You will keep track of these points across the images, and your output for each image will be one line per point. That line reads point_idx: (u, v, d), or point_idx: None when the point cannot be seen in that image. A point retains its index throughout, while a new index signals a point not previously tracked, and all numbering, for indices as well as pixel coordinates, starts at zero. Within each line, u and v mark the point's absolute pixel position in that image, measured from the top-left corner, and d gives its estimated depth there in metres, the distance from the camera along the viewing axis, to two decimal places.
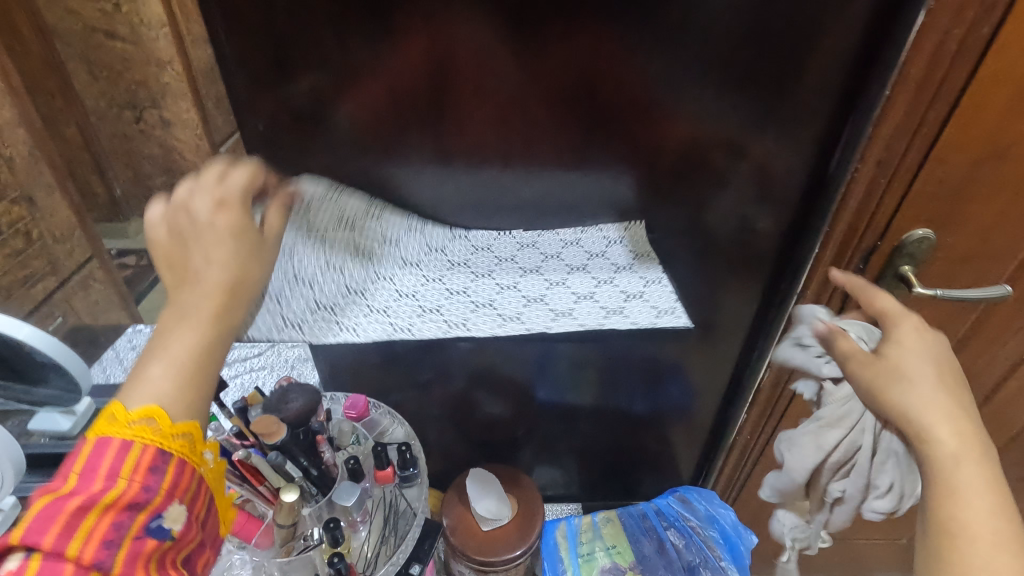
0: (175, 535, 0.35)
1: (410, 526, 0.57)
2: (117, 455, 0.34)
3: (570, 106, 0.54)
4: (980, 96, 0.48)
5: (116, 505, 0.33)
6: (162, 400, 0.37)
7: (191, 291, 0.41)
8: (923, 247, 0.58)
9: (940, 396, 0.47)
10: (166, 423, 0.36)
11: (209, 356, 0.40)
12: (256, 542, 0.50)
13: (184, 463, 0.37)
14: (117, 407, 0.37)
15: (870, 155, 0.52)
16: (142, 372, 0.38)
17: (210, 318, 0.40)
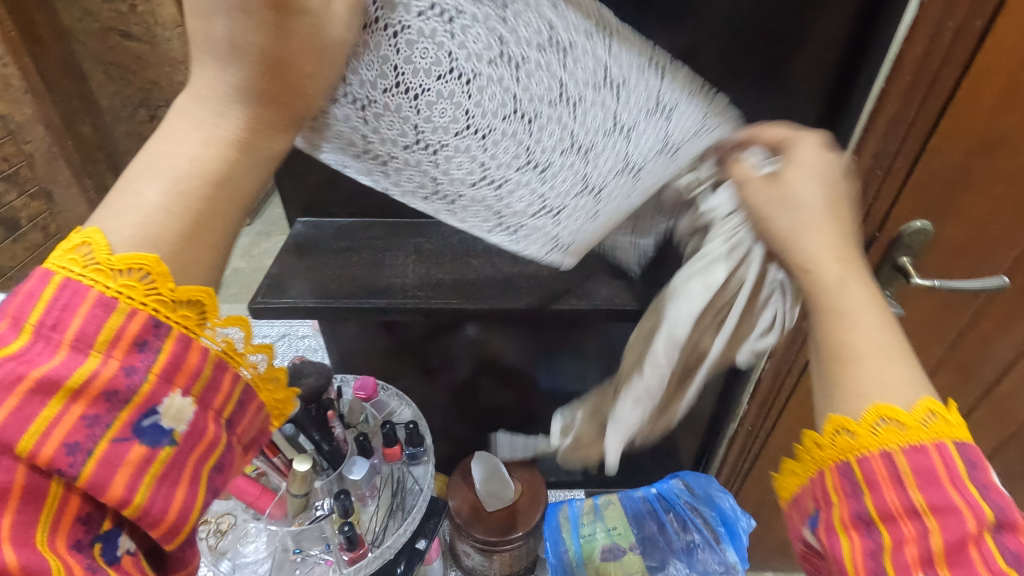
0: (176, 434, 0.30)
1: (417, 501, 0.58)
2: (95, 321, 0.28)
3: None
4: (973, 89, 0.49)
5: (85, 394, 0.27)
6: (159, 247, 0.30)
7: (209, 75, 0.31)
8: (920, 240, 0.59)
9: (820, 220, 0.38)
10: (164, 282, 0.30)
11: (222, 183, 0.31)
12: (270, 512, 0.53)
13: (186, 340, 0.30)
14: (95, 237, 0.29)
15: (866, 148, 0.54)
16: (136, 192, 0.30)
17: (220, 137, 0.31)
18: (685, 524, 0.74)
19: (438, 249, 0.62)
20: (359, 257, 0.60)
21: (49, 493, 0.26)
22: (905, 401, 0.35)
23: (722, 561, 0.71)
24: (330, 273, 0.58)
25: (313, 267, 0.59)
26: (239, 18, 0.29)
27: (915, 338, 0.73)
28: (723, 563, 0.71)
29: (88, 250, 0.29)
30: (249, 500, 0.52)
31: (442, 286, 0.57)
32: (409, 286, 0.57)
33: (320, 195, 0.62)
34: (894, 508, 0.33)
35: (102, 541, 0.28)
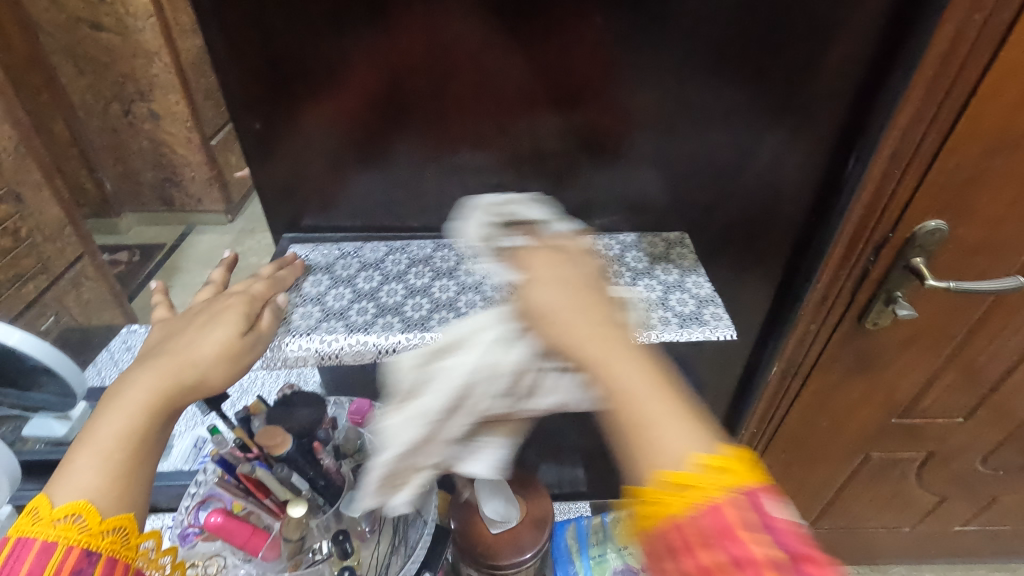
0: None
1: (420, 535, 0.57)
2: (37, 559, 0.34)
3: (576, 101, 0.52)
4: (995, 85, 0.47)
5: None
6: (92, 493, 0.36)
7: (147, 373, 0.41)
8: (935, 239, 0.57)
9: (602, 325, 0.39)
10: (95, 519, 0.36)
11: (139, 441, 0.39)
12: (263, 555, 0.51)
13: (114, 562, 0.36)
14: (42, 502, 0.36)
15: (884, 148, 0.51)
16: (70, 462, 0.37)
17: (141, 407, 0.39)
18: None
19: (444, 265, 0.57)
20: (359, 279, 0.55)
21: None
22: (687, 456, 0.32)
23: None
24: (329, 296, 0.53)
25: (305, 290, 0.54)
26: (193, 331, 0.45)
27: (924, 340, 0.71)
28: None
29: (34, 514, 0.35)
30: (240, 542, 0.50)
31: (446, 310, 0.53)
32: (412, 309, 0.53)
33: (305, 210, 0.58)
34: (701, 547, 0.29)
35: None
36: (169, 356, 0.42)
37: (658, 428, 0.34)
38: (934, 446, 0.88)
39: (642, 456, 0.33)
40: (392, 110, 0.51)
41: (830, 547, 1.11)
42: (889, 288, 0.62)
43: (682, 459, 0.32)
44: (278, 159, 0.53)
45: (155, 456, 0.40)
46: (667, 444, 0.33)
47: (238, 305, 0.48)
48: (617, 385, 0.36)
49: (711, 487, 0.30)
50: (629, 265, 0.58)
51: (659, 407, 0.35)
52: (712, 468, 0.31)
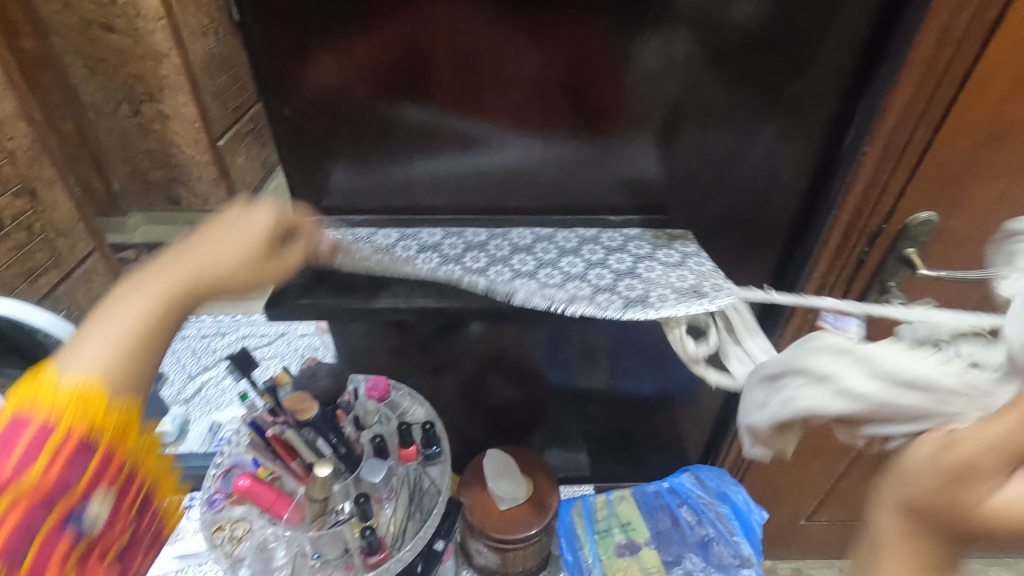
0: (93, 531, 0.39)
1: (435, 502, 0.60)
2: (36, 436, 0.36)
3: (585, 92, 0.55)
4: (982, 80, 0.49)
5: (29, 494, 0.35)
6: (103, 370, 0.39)
7: (168, 266, 0.43)
8: (927, 230, 0.60)
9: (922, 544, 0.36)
10: (100, 400, 0.38)
11: (141, 339, 0.41)
12: (288, 518, 0.54)
13: (107, 455, 0.39)
14: (47, 372, 0.38)
15: (877, 139, 0.54)
16: (85, 335, 0.40)
17: (161, 292, 0.42)
18: (699, 519, 0.76)
19: (453, 251, 0.58)
20: (398, 245, 0.59)
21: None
22: None
23: (737, 553, 0.73)
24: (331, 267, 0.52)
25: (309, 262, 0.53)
26: (220, 236, 0.46)
27: None
28: (738, 556, 0.73)
29: (40, 383, 0.38)
30: (265, 505, 0.54)
31: (473, 275, 0.54)
32: None
33: (329, 195, 0.61)
34: None
35: None
36: (190, 253, 0.44)
37: None
38: None
39: None
40: (414, 98, 0.54)
41: (827, 541, 1.14)
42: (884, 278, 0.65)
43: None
44: (305, 142, 0.57)
45: (163, 341, 0.43)
46: None
47: (258, 211, 0.48)
48: None
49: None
50: (631, 251, 0.59)
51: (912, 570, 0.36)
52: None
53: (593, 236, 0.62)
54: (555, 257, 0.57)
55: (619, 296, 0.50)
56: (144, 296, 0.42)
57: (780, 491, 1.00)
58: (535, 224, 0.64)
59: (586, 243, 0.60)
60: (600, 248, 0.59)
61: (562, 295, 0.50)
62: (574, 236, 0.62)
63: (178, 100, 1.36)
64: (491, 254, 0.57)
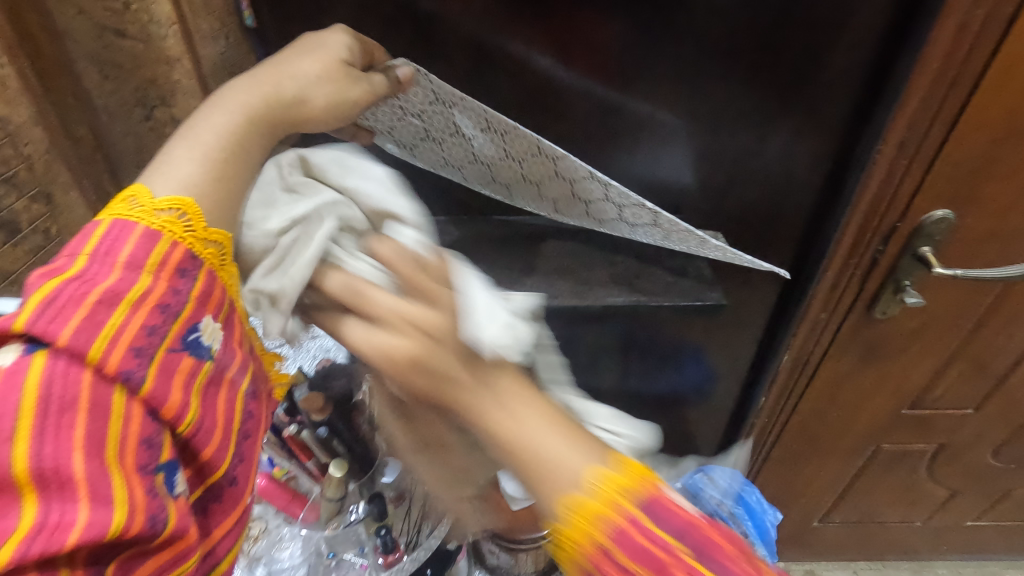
0: (213, 355, 0.38)
1: None
2: (140, 244, 0.35)
3: (597, 92, 0.55)
4: (999, 76, 0.49)
5: (144, 302, 0.34)
6: (195, 193, 0.38)
7: (252, 81, 0.42)
8: (942, 229, 0.59)
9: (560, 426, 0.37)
10: (198, 223, 0.38)
11: (232, 155, 0.40)
12: (304, 516, 0.56)
13: (212, 276, 0.38)
14: (140, 191, 0.37)
15: (891, 137, 0.53)
16: (175, 149, 0.39)
17: (244, 105, 0.41)
18: (715, 520, 0.75)
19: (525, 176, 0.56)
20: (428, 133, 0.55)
21: (114, 401, 0.32)
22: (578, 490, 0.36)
23: None
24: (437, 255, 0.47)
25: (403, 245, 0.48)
26: (305, 55, 0.44)
27: (933, 330, 0.72)
28: None
29: (133, 200, 0.37)
30: (282, 504, 0.56)
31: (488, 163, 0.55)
32: None
33: None
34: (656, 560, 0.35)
35: (163, 469, 0.34)
36: (271, 69, 0.43)
37: (555, 467, 0.36)
38: (942, 439, 0.89)
39: (547, 483, 0.36)
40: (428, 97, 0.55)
41: (840, 542, 1.13)
42: (898, 277, 0.65)
43: (580, 480, 0.36)
44: None
45: (256, 169, 0.41)
46: (556, 467, 0.36)
47: (340, 37, 0.46)
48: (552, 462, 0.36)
49: (604, 497, 0.36)
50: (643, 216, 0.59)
51: (565, 440, 0.37)
52: (607, 478, 0.36)
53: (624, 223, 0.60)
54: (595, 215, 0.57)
55: None
56: (231, 116, 0.40)
57: (793, 492, 0.99)
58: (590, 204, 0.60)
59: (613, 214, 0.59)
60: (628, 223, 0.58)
61: None
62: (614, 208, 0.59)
63: None
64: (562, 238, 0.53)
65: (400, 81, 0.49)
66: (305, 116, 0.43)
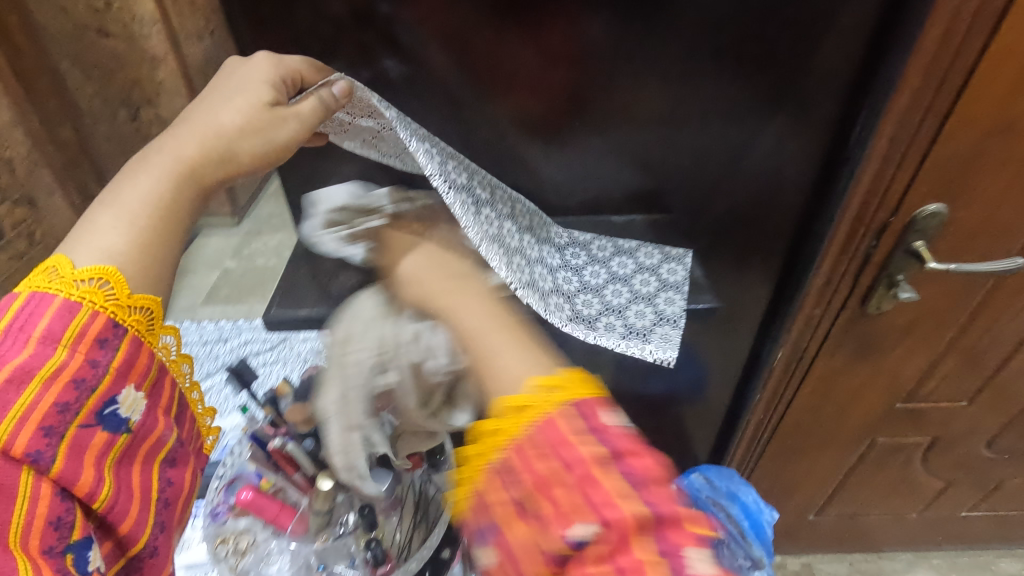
0: (132, 427, 0.38)
1: (441, 511, 0.60)
2: (59, 318, 0.35)
3: (584, 89, 0.55)
4: (991, 69, 0.48)
5: (56, 379, 0.34)
6: (115, 259, 0.38)
7: (176, 139, 0.42)
8: (935, 223, 0.59)
9: (483, 309, 0.42)
10: (122, 291, 0.38)
11: (163, 211, 0.40)
12: (293, 529, 0.54)
13: (138, 342, 0.38)
14: (62, 261, 0.37)
15: (883, 133, 0.52)
16: (96, 220, 0.39)
17: (171, 171, 0.41)
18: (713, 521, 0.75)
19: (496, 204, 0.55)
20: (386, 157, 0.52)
21: (20, 482, 0.32)
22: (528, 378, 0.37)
23: (750, 556, 0.71)
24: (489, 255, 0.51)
25: None
26: (231, 104, 0.44)
27: (925, 324, 0.72)
28: (750, 558, 0.71)
29: (54, 270, 0.37)
30: (270, 518, 0.53)
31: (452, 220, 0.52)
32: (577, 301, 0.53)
33: None
34: (551, 470, 0.34)
35: (76, 544, 0.34)
36: (198, 123, 0.43)
37: (502, 358, 0.39)
38: (936, 431, 0.89)
39: (495, 382, 0.38)
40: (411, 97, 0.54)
41: (836, 535, 1.13)
42: (892, 273, 0.64)
43: (522, 383, 0.37)
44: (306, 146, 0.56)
45: (182, 231, 0.41)
46: (506, 368, 0.38)
47: (267, 79, 0.45)
48: (502, 363, 0.39)
49: (542, 405, 0.36)
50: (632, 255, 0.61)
51: (514, 348, 0.39)
52: (551, 388, 0.36)
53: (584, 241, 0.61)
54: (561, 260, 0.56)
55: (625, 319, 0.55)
56: (156, 175, 0.40)
57: (788, 487, 0.99)
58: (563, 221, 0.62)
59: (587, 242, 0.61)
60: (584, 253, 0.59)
61: (620, 322, 0.54)
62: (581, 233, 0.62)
63: None
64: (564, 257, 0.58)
65: (339, 95, 0.47)
66: (237, 169, 0.44)
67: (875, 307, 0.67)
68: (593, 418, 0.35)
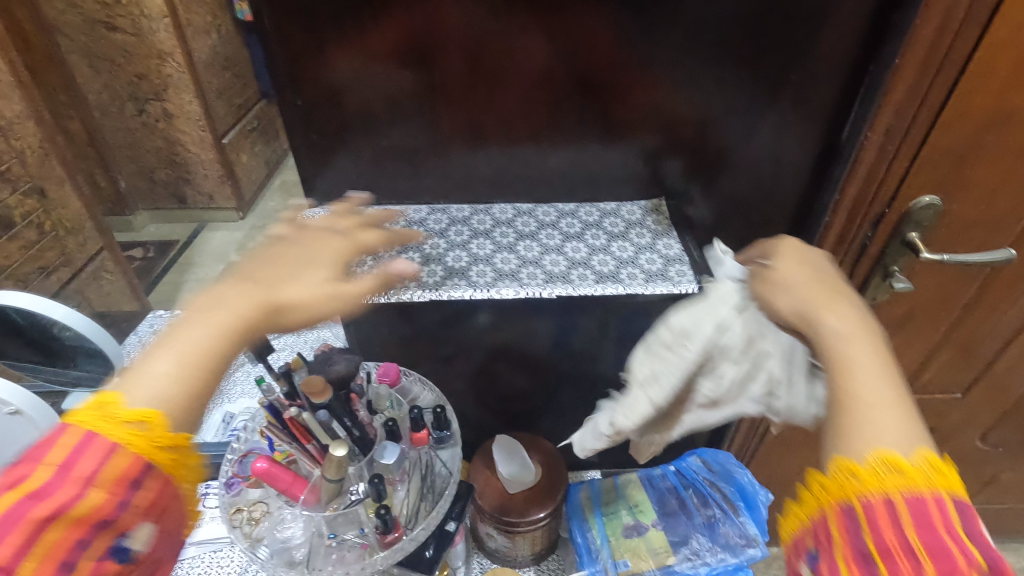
0: (141, 558, 0.37)
1: (447, 483, 0.62)
2: (100, 456, 0.35)
3: (591, 84, 0.56)
4: (984, 63, 0.50)
5: (81, 520, 0.34)
6: (166, 404, 0.38)
7: (235, 295, 0.43)
8: (930, 214, 0.60)
9: (877, 357, 0.41)
10: (161, 429, 0.38)
11: (207, 369, 0.40)
12: (305, 499, 0.55)
13: (165, 476, 0.39)
14: (116, 397, 0.37)
15: (879, 123, 0.54)
16: (150, 366, 0.39)
17: (217, 328, 0.41)
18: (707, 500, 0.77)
19: (437, 228, 0.62)
20: (341, 225, 0.61)
21: None
22: (903, 453, 0.36)
23: (743, 534, 0.73)
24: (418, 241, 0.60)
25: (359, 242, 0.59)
26: (320, 273, 0.46)
27: (921, 316, 0.73)
28: (744, 536, 0.73)
29: (111, 405, 0.37)
30: (283, 487, 0.55)
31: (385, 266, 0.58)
32: (501, 261, 0.59)
33: (341, 188, 0.62)
34: (892, 546, 0.33)
35: None
36: (264, 282, 0.44)
37: (877, 412, 0.38)
38: (932, 424, 0.90)
39: (857, 438, 0.37)
40: (421, 89, 0.55)
41: None
42: (887, 264, 0.65)
43: (908, 449, 0.36)
44: (317, 135, 0.58)
45: (215, 386, 0.41)
46: (884, 434, 0.37)
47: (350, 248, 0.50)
48: (866, 400, 0.38)
49: (924, 479, 0.35)
50: (623, 216, 0.64)
51: (903, 422, 0.37)
52: (935, 467, 0.35)
53: (572, 210, 0.65)
54: (513, 241, 0.61)
55: (593, 270, 0.58)
56: (203, 330, 0.40)
57: None
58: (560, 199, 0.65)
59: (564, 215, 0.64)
60: (578, 222, 0.63)
61: (592, 272, 0.58)
62: (567, 203, 0.65)
63: (184, 100, 1.43)
64: (519, 231, 0.62)
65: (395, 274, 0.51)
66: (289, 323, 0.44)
67: (874, 297, 0.68)
68: (965, 517, 0.34)
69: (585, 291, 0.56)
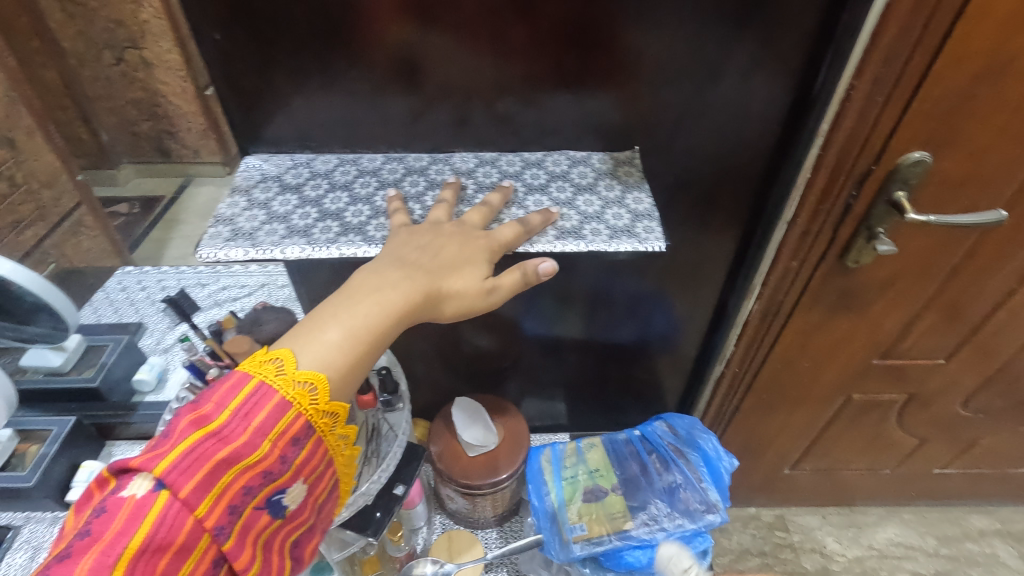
0: (287, 511, 0.42)
1: (392, 447, 0.61)
2: (273, 414, 0.39)
3: (543, 21, 0.51)
4: (983, 3, 0.45)
5: (254, 469, 0.39)
6: (328, 370, 0.42)
7: (389, 283, 0.47)
8: (918, 172, 0.56)
9: None
10: (322, 395, 0.42)
11: (374, 338, 0.45)
12: None
13: (319, 441, 0.42)
14: (286, 356, 0.42)
15: (866, 71, 0.50)
16: (323, 333, 0.43)
17: (391, 308, 0.46)
18: (669, 465, 0.77)
19: (392, 177, 0.59)
20: (287, 174, 0.58)
21: (196, 543, 0.36)
22: None
23: (704, 500, 0.73)
24: (356, 184, 0.57)
25: (304, 192, 0.57)
26: (465, 260, 0.50)
27: (906, 280, 0.69)
28: (704, 502, 0.73)
29: (279, 364, 0.41)
30: None
31: (331, 219, 0.55)
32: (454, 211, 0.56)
33: (287, 137, 0.59)
34: None
35: None
36: (428, 270, 0.49)
37: None
38: (914, 389, 0.88)
39: None
40: (356, 26, 0.50)
41: (811, 489, 1.14)
42: (873, 225, 0.61)
43: None
44: (251, 76, 0.53)
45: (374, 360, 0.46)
46: None
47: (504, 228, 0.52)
48: None
49: None
50: (592, 167, 0.61)
51: None
52: None
53: (539, 159, 0.61)
54: (472, 191, 0.57)
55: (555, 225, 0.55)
56: (371, 307, 0.45)
57: (762, 444, 1.00)
58: (525, 148, 0.62)
59: (529, 166, 0.60)
60: (543, 172, 0.60)
61: (553, 227, 0.55)
62: (534, 153, 0.62)
63: (162, 48, 1.36)
64: (478, 181, 0.59)
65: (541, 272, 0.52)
66: (434, 314, 0.50)
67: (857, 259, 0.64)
68: None
69: (545, 248, 0.53)
